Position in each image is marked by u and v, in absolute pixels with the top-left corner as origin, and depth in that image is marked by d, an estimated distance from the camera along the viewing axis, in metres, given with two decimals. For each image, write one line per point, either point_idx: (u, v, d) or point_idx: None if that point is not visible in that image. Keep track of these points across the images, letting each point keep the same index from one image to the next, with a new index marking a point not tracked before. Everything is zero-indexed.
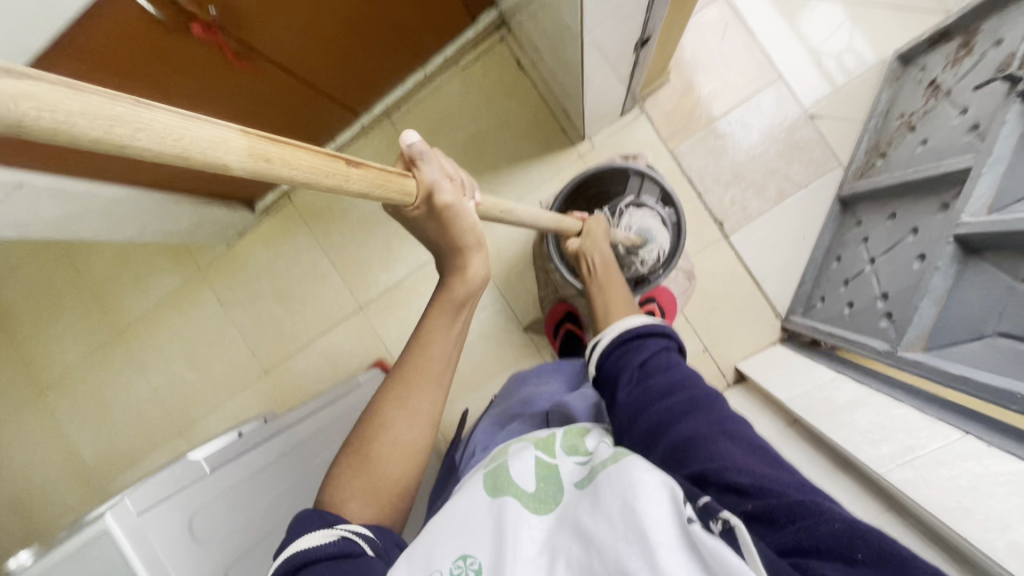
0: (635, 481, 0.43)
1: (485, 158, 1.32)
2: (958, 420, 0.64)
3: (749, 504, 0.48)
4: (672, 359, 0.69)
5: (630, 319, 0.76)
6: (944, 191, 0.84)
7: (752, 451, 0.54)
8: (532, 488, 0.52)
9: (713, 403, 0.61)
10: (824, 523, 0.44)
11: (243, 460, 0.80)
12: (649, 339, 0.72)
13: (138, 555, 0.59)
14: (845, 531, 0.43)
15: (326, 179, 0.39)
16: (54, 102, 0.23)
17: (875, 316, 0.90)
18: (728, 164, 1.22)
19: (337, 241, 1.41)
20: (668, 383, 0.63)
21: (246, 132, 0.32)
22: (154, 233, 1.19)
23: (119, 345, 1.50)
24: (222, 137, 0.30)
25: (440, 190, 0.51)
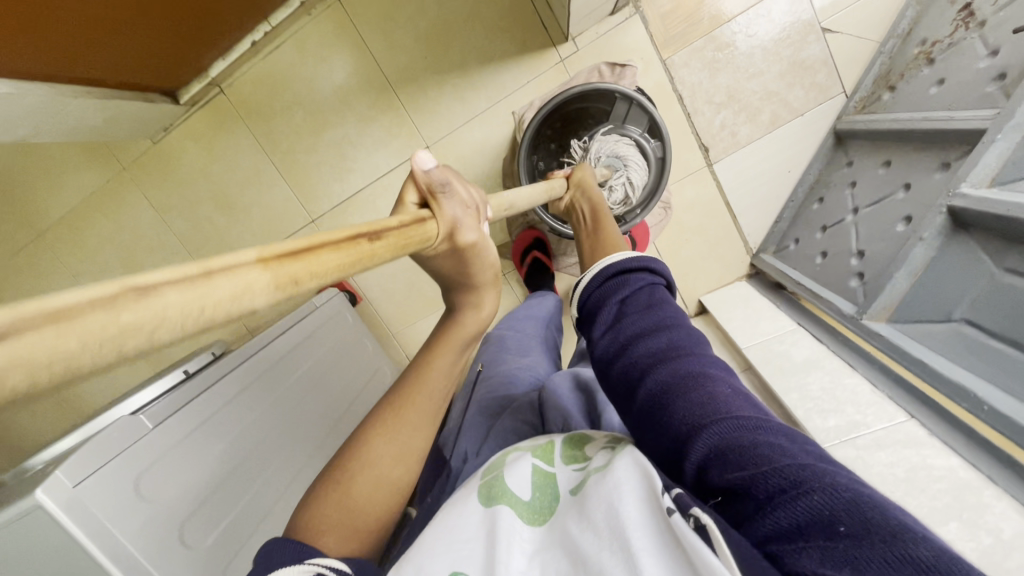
0: (615, 484, 0.41)
1: (450, 55, 1.13)
2: (904, 400, 0.66)
3: (720, 472, 0.39)
4: (654, 295, 0.60)
5: (619, 254, 0.68)
6: (950, 147, 0.77)
7: (732, 399, 0.44)
8: (527, 498, 0.50)
9: (693, 344, 0.52)
10: (802, 493, 0.34)
11: (191, 407, 0.76)
12: (632, 276, 0.63)
13: (79, 527, 0.57)
14: (828, 502, 0.33)
15: (354, 269, 0.33)
16: (48, 357, 0.17)
17: (846, 273, 0.89)
18: (724, 82, 1.09)
19: (281, 144, 1.23)
20: (644, 328, 0.55)
21: (266, 260, 0.25)
22: (55, 132, 1.00)
23: (42, 249, 1.32)
24: (245, 284, 0.24)
25: (462, 229, 0.49)
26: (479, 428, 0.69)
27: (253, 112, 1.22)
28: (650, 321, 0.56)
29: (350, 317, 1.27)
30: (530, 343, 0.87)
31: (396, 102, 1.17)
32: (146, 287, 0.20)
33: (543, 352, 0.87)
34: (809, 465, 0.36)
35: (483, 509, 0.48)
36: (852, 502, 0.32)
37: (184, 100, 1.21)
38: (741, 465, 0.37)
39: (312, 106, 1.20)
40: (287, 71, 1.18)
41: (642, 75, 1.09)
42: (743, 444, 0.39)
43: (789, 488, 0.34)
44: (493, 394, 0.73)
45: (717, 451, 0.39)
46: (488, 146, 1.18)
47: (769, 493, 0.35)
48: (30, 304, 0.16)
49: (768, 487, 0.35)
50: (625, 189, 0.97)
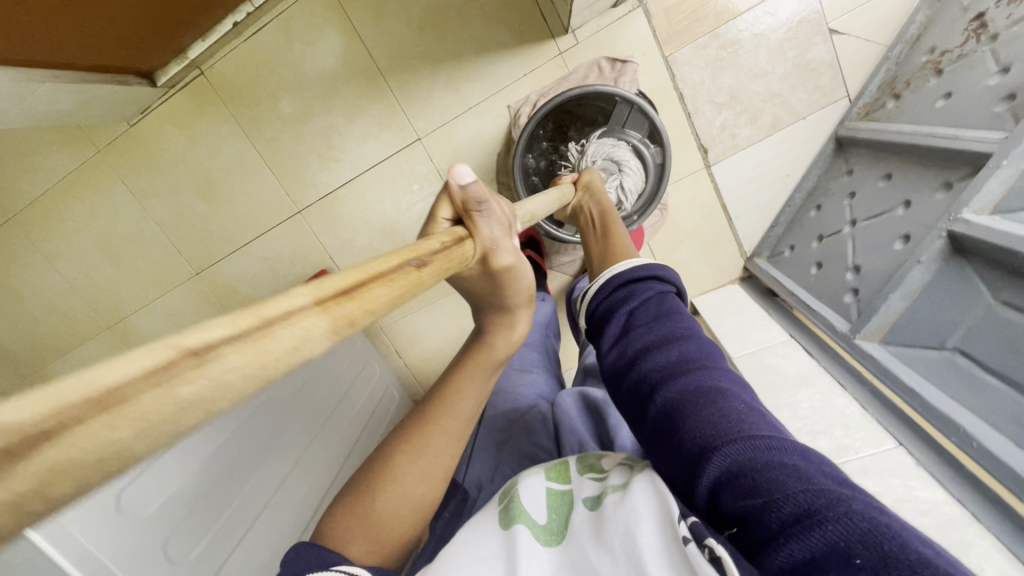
0: (632, 508, 0.43)
1: (443, 43, 1.08)
2: (893, 425, 0.68)
3: (733, 498, 0.38)
4: (662, 304, 0.59)
5: (630, 260, 0.66)
6: (953, 167, 0.76)
7: (744, 414, 0.43)
8: (543, 521, 0.50)
9: (705, 355, 0.50)
10: (817, 524, 0.33)
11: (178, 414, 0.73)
12: (641, 287, 0.62)
13: (61, 554, 0.54)
14: (844, 533, 0.32)
15: (405, 299, 0.29)
16: (88, 451, 0.14)
17: (841, 288, 0.88)
18: (727, 82, 1.05)
19: (265, 130, 1.18)
20: (653, 340, 0.53)
21: (325, 301, 0.22)
22: (25, 115, 0.95)
23: (16, 232, 1.27)
24: (307, 331, 0.20)
25: (501, 248, 0.46)
26: (490, 447, 0.70)
27: (235, 95, 1.16)
28: (660, 331, 0.54)
29: None
30: (535, 362, 0.88)
31: (386, 90, 1.12)
32: (203, 352, 0.17)
33: (545, 365, 0.89)
34: (825, 491, 0.35)
35: (503, 533, 0.48)
36: (869, 533, 0.31)
37: (162, 83, 1.14)
38: (754, 491, 0.37)
39: (298, 92, 1.15)
40: (271, 54, 1.12)
41: (643, 72, 1.06)
42: (756, 466, 0.38)
43: (803, 518, 0.34)
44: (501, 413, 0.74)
45: (728, 474, 0.39)
46: (482, 139, 1.14)
47: (784, 523, 0.34)
48: (66, 390, 0.14)
49: (782, 516, 0.35)
50: (617, 195, 0.95)
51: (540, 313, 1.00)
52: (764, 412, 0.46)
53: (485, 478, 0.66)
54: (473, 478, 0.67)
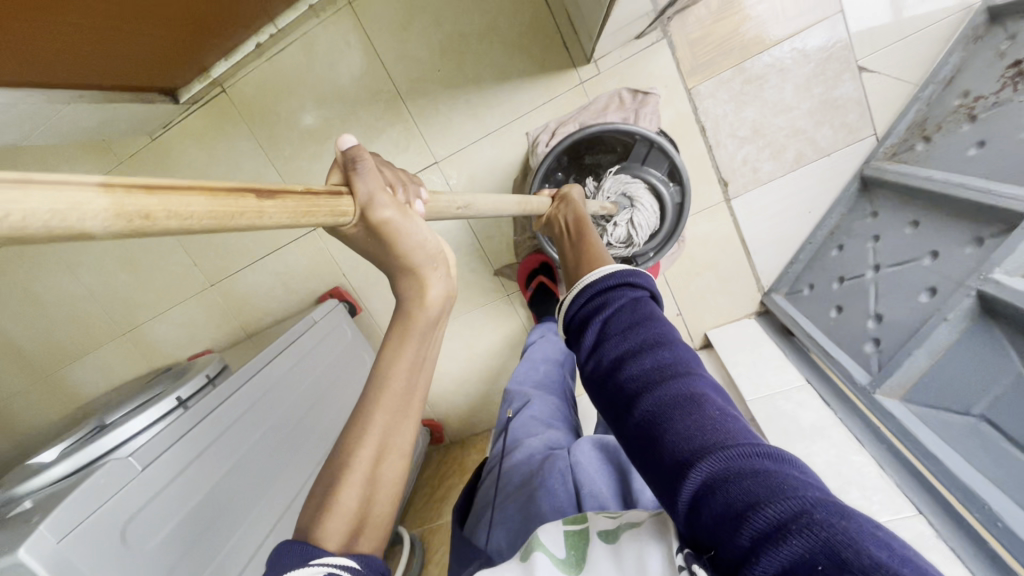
0: (643, 553, 0.45)
1: (464, 68, 1.08)
2: (916, 493, 0.66)
3: (709, 513, 0.36)
4: (635, 308, 0.54)
5: (596, 268, 0.61)
6: (985, 222, 0.73)
7: (720, 424, 0.41)
8: (563, 556, 0.49)
9: (682, 360, 0.48)
10: (785, 536, 0.32)
11: (183, 444, 0.74)
12: (614, 292, 0.57)
13: None
14: (808, 544, 0.31)
15: (232, 221, 0.29)
16: None
17: (861, 335, 0.86)
18: (750, 117, 1.04)
19: (283, 149, 1.19)
20: (630, 347, 0.50)
21: (112, 186, 0.22)
22: (49, 132, 0.96)
23: None
24: (75, 203, 0.21)
25: (377, 201, 0.42)
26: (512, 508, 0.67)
27: (255, 113, 1.16)
28: (636, 338, 0.51)
29: (349, 329, 1.25)
30: (552, 412, 0.86)
31: (405, 114, 1.12)
32: None
33: (559, 412, 0.87)
34: (791, 499, 0.33)
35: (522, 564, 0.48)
36: (831, 542, 0.30)
37: (184, 99, 1.15)
38: (726, 503, 0.35)
39: (319, 111, 1.15)
40: (293, 74, 1.12)
41: (665, 104, 1.04)
42: (728, 478, 0.36)
43: (773, 528, 0.32)
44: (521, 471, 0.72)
45: (701, 487, 0.37)
46: (500, 165, 1.14)
47: (754, 536, 0.33)
48: None
49: (753, 528, 0.33)
50: (628, 229, 0.94)
51: (555, 347, 1.02)
52: (741, 419, 0.44)
53: (511, 544, 0.63)
54: (498, 544, 0.63)
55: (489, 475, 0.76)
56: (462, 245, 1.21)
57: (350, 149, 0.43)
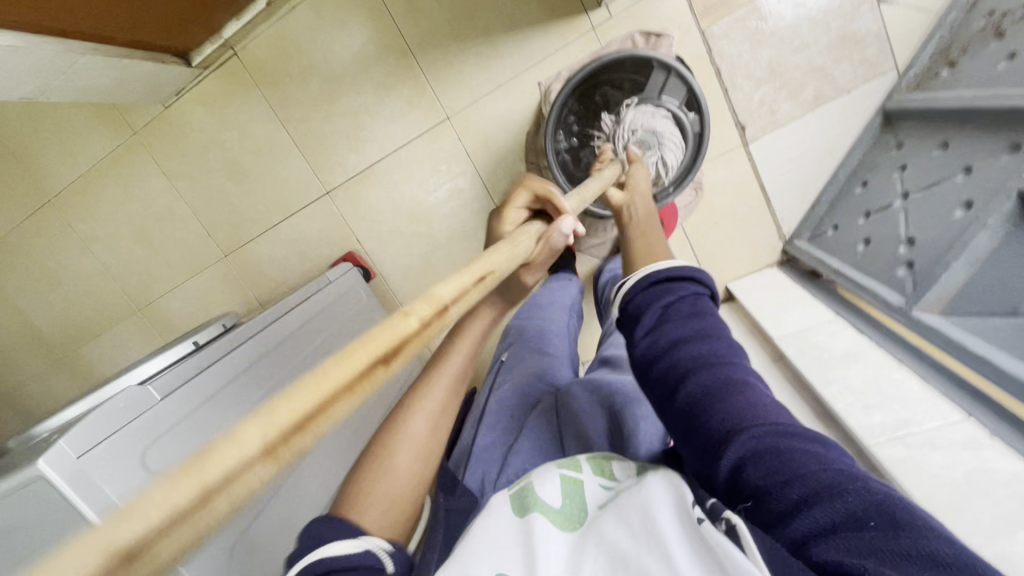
0: (648, 500, 0.41)
1: (476, 20, 1.08)
2: (965, 401, 0.62)
3: (756, 475, 0.35)
4: (694, 304, 0.51)
5: (665, 264, 0.57)
6: (1018, 127, 0.71)
7: (773, 409, 0.40)
8: (558, 504, 0.46)
9: (733, 347, 0.46)
10: (836, 495, 0.32)
11: (201, 379, 0.73)
12: (678, 285, 0.53)
13: (83, 499, 0.55)
14: (862, 504, 0.31)
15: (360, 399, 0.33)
16: None
17: (893, 262, 0.84)
18: (766, 55, 1.02)
19: (295, 111, 1.18)
20: (685, 327, 0.48)
21: (270, 454, 0.27)
22: (64, 90, 0.97)
23: (53, 215, 1.29)
24: (240, 481, 0.26)
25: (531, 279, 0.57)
26: (497, 445, 0.64)
27: (267, 76, 1.16)
28: (692, 321, 0.49)
29: (364, 294, 1.22)
30: (546, 337, 0.84)
31: (416, 70, 1.12)
32: (134, 552, 0.23)
33: (564, 350, 0.83)
34: (843, 471, 0.34)
35: (518, 520, 0.45)
36: (886, 506, 0.31)
37: (196, 64, 1.15)
38: (777, 468, 0.35)
39: (330, 69, 1.15)
40: (303, 35, 1.13)
41: (679, 46, 1.03)
42: (781, 451, 0.36)
43: (825, 488, 0.33)
44: (511, 408, 0.68)
45: (753, 453, 0.36)
46: (512, 118, 1.13)
47: (804, 492, 0.33)
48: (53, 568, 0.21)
49: (804, 486, 0.33)
50: (657, 169, 0.94)
51: (565, 294, 0.97)
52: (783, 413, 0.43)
53: (489, 477, 0.59)
54: (476, 478, 0.59)
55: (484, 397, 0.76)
56: (476, 203, 1.20)
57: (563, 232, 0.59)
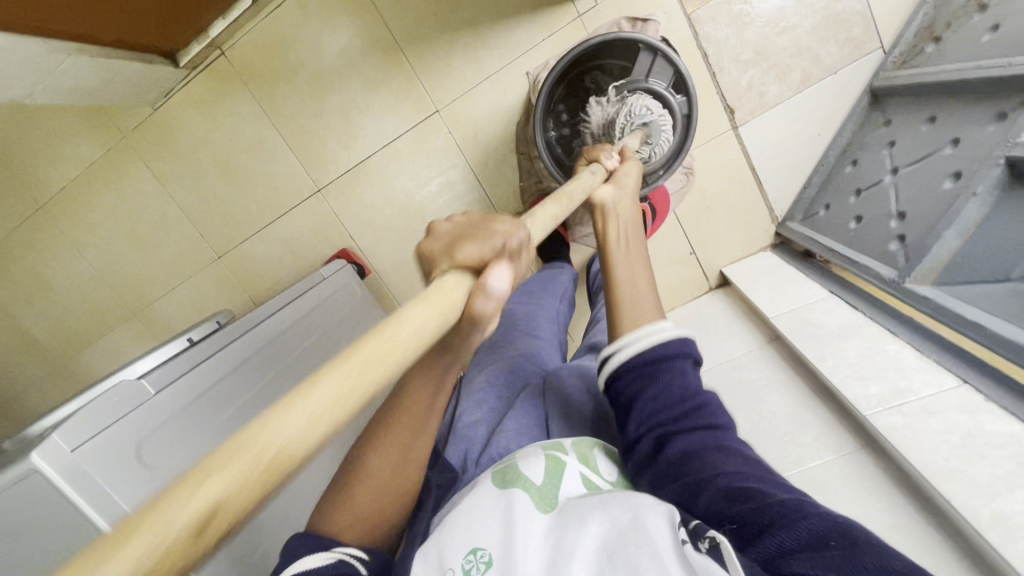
0: (639, 507, 0.40)
1: (462, 12, 1.08)
2: (960, 368, 0.62)
3: (728, 510, 0.39)
4: (684, 376, 0.51)
5: (649, 332, 0.53)
6: (1004, 96, 0.72)
7: (746, 464, 0.44)
8: (539, 481, 0.46)
9: (716, 414, 0.49)
10: (800, 517, 0.36)
11: (194, 373, 0.72)
12: (666, 364, 0.52)
13: (77, 493, 0.54)
14: (822, 524, 0.35)
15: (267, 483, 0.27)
16: None
17: (885, 237, 0.85)
18: (752, 38, 1.02)
19: (285, 108, 1.18)
20: (673, 404, 0.49)
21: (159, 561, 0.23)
22: (51, 91, 0.97)
23: (45, 221, 1.28)
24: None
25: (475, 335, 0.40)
26: (483, 424, 0.63)
27: (256, 75, 1.16)
28: (677, 396, 0.50)
29: (359, 290, 1.21)
30: (537, 321, 0.82)
31: (404, 63, 1.12)
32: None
33: (554, 337, 0.82)
34: (805, 502, 0.37)
35: (500, 492, 0.45)
36: (845, 528, 0.34)
37: (183, 64, 1.15)
38: (748, 505, 0.38)
39: (318, 66, 1.15)
40: (291, 32, 1.13)
41: (665, 31, 1.03)
42: (751, 493, 0.39)
43: (787, 513, 0.36)
44: (498, 389, 0.67)
45: (726, 497, 0.40)
46: (502, 109, 1.13)
47: (770, 518, 0.36)
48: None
49: (768, 514, 0.37)
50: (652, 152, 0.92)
51: (558, 282, 0.96)
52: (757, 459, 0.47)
53: (472, 455, 0.59)
54: (458, 454, 0.60)
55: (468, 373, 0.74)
56: (468, 195, 1.20)
57: (505, 263, 0.38)
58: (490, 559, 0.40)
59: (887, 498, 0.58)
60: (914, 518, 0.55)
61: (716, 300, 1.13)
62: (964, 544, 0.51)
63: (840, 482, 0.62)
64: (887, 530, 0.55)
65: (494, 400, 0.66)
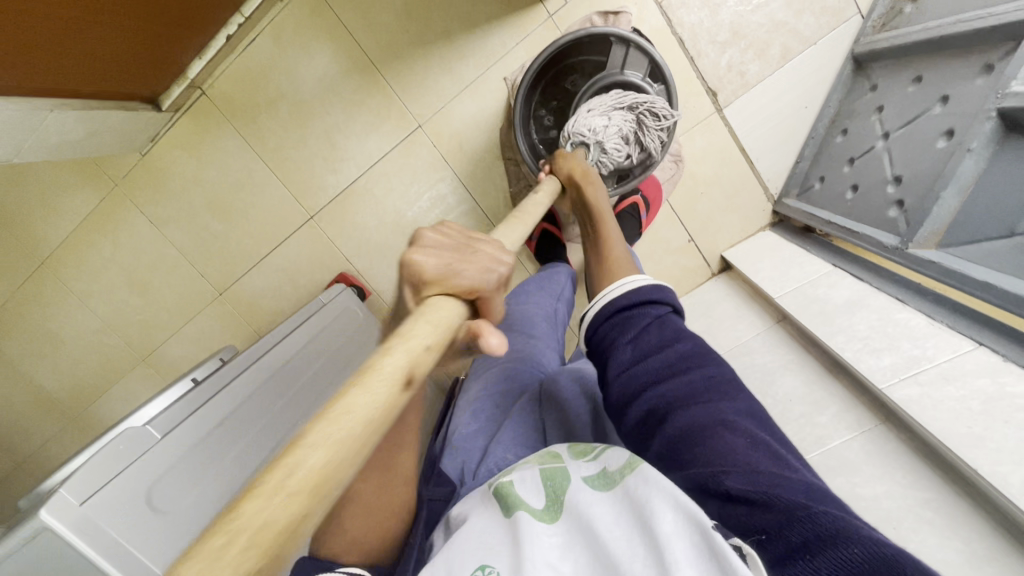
0: (645, 501, 0.37)
1: (434, 26, 1.08)
2: (974, 331, 0.60)
3: (751, 516, 0.36)
4: (662, 327, 0.53)
5: (622, 285, 0.59)
6: (991, 47, 0.70)
7: (759, 446, 0.41)
8: (542, 504, 0.43)
9: (700, 361, 0.49)
10: (840, 546, 0.31)
11: (214, 402, 0.66)
12: (638, 310, 0.56)
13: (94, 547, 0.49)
14: (865, 558, 0.30)
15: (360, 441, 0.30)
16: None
17: (883, 204, 0.83)
18: (726, 18, 1.01)
19: (270, 140, 1.19)
20: (660, 363, 0.50)
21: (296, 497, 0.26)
22: (39, 149, 0.97)
23: (47, 277, 1.28)
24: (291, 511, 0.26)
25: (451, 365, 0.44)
26: (481, 434, 0.63)
27: (238, 111, 1.17)
28: (665, 359, 0.50)
29: (359, 312, 1.07)
30: (537, 322, 0.81)
31: (382, 83, 1.13)
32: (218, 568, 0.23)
33: (551, 336, 0.81)
34: (835, 516, 0.33)
35: (505, 520, 0.42)
36: (891, 557, 0.29)
37: (166, 107, 1.16)
38: (773, 515, 0.35)
39: (298, 94, 1.15)
40: (268, 64, 1.14)
41: (639, 22, 1.02)
42: (772, 501, 0.35)
43: (823, 536, 0.32)
44: (494, 398, 0.67)
45: (746, 505, 0.36)
46: (483, 117, 1.13)
47: (804, 539, 0.32)
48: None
49: (801, 533, 0.33)
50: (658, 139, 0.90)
51: (556, 281, 0.93)
52: (778, 437, 0.44)
53: (469, 466, 0.59)
54: (456, 466, 0.59)
55: (470, 383, 0.73)
56: (458, 206, 1.20)
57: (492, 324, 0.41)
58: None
59: (912, 472, 0.56)
60: (941, 491, 0.53)
61: (719, 285, 1.11)
62: (996, 514, 0.49)
63: (863, 460, 0.60)
64: (915, 505, 0.53)
65: (490, 410, 0.65)
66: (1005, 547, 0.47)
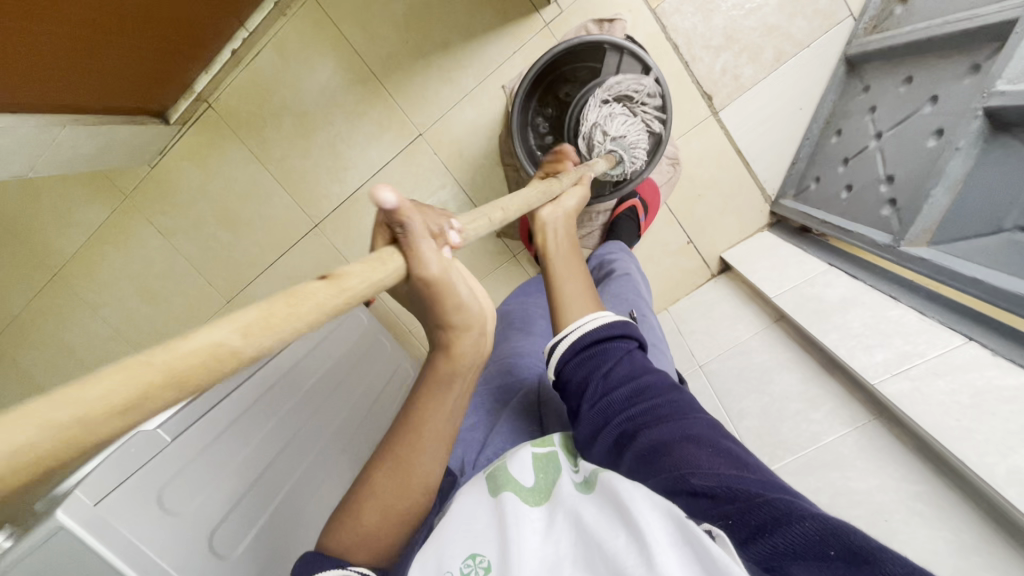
0: (620, 489, 0.39)
1: (433, 36, 1.11)
2: (964, 326, 0.61)
3: (713, 509, 0.37)
4: (631, 357, 0.54)
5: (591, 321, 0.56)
6: (977, 47, 0.71)
7: (721, 452, 0.43)
8: (531, 481, 0.45)
9: (665, 390, 0.50)
10: (793, 522, 0.34)
11: (224, 405, 0.66)
12: (610, 344, 0.55)
13: (114, 551, 0.48)
14: (818, 529, 0.33)
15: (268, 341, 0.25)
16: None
17: (877, 203, 0.84)
18: (720, 23, 1.03)
19: (275, 151, 1.22)
20: (629, 394, 0.50)
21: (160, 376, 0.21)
22: (53, 163, 1.00)
23: (61, 288, 1.31)
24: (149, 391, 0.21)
25: (425, 260, 0.39)
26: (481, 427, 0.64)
27: (244, 122, 1.20)
28: (634, 390, 0.50)
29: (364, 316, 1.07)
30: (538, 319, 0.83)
31: (384, 93, 1.15)
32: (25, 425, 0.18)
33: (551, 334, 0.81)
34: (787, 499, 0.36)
35: (491, 500, 0.44)
36: (838, 529, 0.33)
37: (174, 120, 1.19)
38: (734, 505, 0.37)
39: (302, 105, 1.18)
40: (272, 77, 1.17)
41: (633, 29, 1.04)
42: (734, 493, 0.38)
43: (779, 516, 0.35)
44: (494, 392, 0.68)
45: (708, 499, 0.38)
46: (483, 124, 1.15)
47: (763, 521, 0.35)
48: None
49: (759, 517, 0.35)
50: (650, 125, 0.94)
51: None
52: (738, 445, 0.46)
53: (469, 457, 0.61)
54: (457, 458, 0.61)
55: None
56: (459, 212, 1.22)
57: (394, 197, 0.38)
58: (488, 565, 0.39)
59: (903, 466, 0.56)
60: (932, 483, 0.54)
61: (719, 286, 1.12)
62: (986, 505, 0.49)
63: (857, 455, 0.60)
64: (907, 498, 0.54)
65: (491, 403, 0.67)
66: (993, 537, 0.48)
